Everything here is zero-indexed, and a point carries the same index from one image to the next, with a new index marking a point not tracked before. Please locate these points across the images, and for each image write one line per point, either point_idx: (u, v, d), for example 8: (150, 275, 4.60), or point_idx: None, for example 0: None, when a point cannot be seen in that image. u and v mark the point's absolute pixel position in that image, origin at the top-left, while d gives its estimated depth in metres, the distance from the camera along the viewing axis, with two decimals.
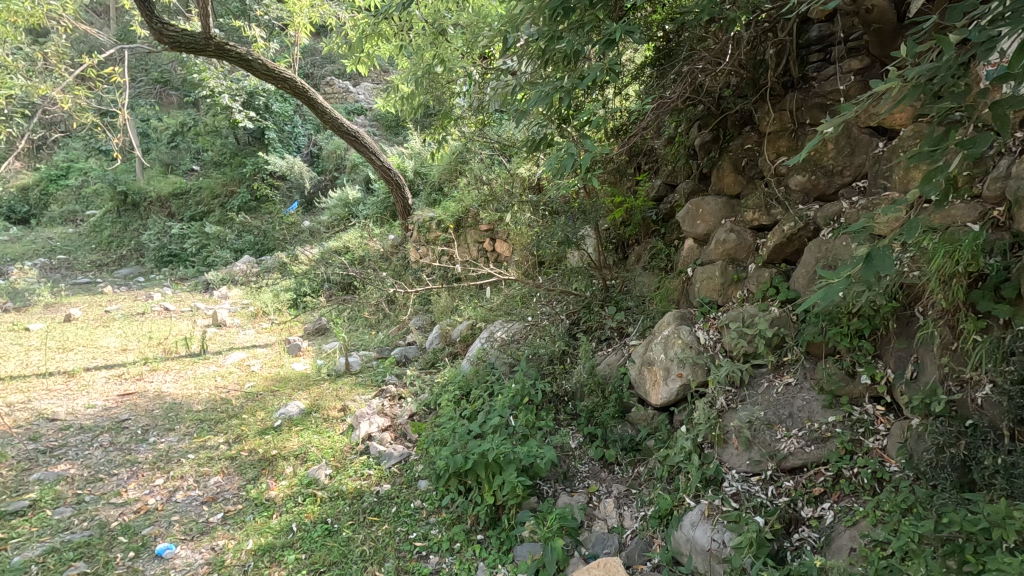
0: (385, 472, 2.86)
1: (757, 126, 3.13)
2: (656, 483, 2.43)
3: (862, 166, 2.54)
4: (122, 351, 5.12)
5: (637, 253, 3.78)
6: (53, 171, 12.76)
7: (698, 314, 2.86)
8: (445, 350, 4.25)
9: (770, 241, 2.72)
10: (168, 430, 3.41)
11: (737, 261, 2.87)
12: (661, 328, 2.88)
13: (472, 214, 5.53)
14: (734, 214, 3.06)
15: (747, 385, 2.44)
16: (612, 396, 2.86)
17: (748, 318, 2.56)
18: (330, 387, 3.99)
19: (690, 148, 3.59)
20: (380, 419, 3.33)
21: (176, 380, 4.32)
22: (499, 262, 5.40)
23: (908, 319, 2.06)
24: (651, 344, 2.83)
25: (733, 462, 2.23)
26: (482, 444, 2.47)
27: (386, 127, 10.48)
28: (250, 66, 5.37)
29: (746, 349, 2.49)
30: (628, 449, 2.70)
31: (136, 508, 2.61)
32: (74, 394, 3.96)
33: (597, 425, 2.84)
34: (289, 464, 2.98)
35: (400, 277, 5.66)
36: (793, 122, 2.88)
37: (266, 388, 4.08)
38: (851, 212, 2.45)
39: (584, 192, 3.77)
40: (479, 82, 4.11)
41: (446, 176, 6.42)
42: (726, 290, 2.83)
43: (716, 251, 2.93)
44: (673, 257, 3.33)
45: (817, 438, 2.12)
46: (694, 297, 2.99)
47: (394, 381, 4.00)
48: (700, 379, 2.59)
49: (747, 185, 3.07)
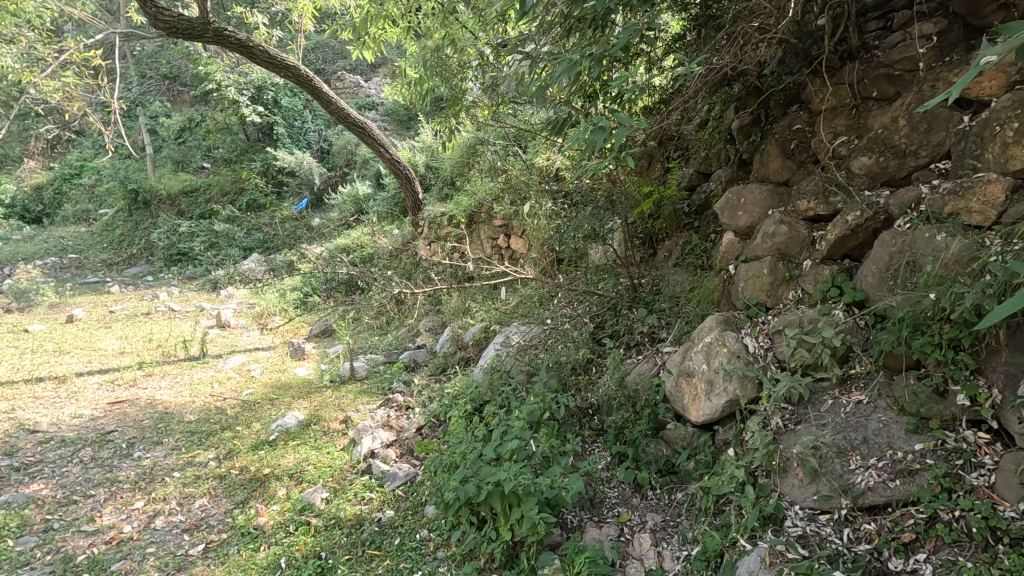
0: (388, 496, 2.54)
1: (807, 104, 2.76)
2: (701, 517, 2.09)
3: (941, 145, 2.15)
4: (120, 355, 4.88)
5: (667, 248, 3.45)
6: (66, 170, 12.66)
7: (745, 318, 2.49)
8: (457, 354, 3.93)
9: (829, 233, 2.34)
10: (156, 444, 3.13)
11: (789, 257, 2.50)
12: (700, 333, 2.53)
13: (486, 208, 5.20)
14: (783, 204, 2.69)
15: (808, 403, 2.09)
16: (645, 411, 2.53)
17: (807, 324, 2.20)
18: (333, 395, 3.69)
19: (727, 132, 3.22)
20: (385, 433, 3.03)
21: (171, 387, 4.06)
22: (514, 259, 5.08)
23: (1019, 326, 1.68)
24: (690, 353, 2.48)
25: (796, 496, 1.89)
26: (497, 468, 2.15)
27: (397, 121, 10.17)
28: (251, 54, 5.08)
29: (807, 360, 2.12)
30: (663, 472, 2.39)
31: (109, 538, 2.33)
32: (61, 402, 3.71)
33: (627, 444, 2.52)
34: (282, 485, 2.67)
35: (411, 276, 5.36)
36: (853, 96, 2.49)
37: (265, 396, 3.79)
38: (933, 198, 2.06)
39: (609, 183, 3.43)
40: (493, 64, 3.77)
41: (457, 169, 6.12)
42: (776, 290, 2.47)
43: (764, 246, 2.56)
44: (711, 253, 3.00)
45: (903, 471, 1.76)
46: (736, 299, 2.63)
47: (402, 388, 3.69)
48: (751, 396, 2.22)
49: (797, 170, 2.69)
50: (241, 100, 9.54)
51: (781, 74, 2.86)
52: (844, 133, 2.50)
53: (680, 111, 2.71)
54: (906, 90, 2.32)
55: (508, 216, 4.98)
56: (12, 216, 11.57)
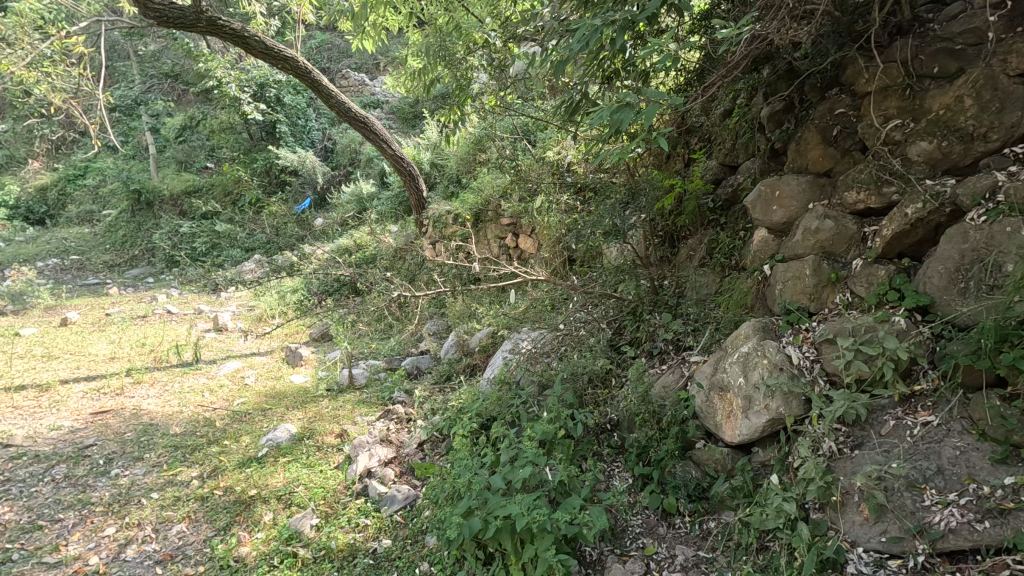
0: (385, 522, 2.28)
1: (849, 86, 2.47)
2: (741, 555, 1.82)
3: (1017, 126, 1.87)
4: (110, 360, 4.65)
5: (690, 247, 3.18)
6: (71, 171, 12.50)
7: (785, 324, 2.21)
8: (463, 361, 3.67)
9: (884, 228, 2.06)
10: (136, 460, 2.89)
11: (835, 256, 2.21)
12: (734, 342, 2.25)
13: (493, 206, 4.92)
14: (824, 196, 2.41)
15: (865, 423, 1.81)
16: (672, 430, 2.26)
17: (861, 332, 1.92)
18: (330, 405, 3.44)
19: (756, 121, 2.94)
20: (382, 449, 2.77)
21: (160, 395, 3.83)
22: (523, 259, 4.81)
23: None
24: (723, 364, 2.20)
25: (858, 535, 1.62)
26: (506, 499, 1.88)
27: (401, 119, 9.88)
28: (246, 44, 4.84)
29: (863, 374, 1.84)
30: (693, 498, 2.13)
31: (71, 572, 2.10)
32: (41, 413, 3.49)
33: (652, 465, 2.26)
34: (269, 510, 2.42)
35: (414, 278, 5.11)
36: (906, 75, 2.18)
37: (257, 406, 3.54)
38: (1012, 186, 1.76)
39: (628, 176, 3.16)
40: (500, 50, 3.52)
41: (463, 166, 5.86)
42: (821, 293, 2.19)
43: (805, 243, 2.28)
44: (741, 252, 2.72)
45: (991, 510, 1.48)
46: (773, 302, 2.35)
47: (403, 398, 3.43)
48: (797, 414, 1.94)
49: (841, 159, 2.40)
50: (243, 97, 9.33)
51: (818, 53, 2.56)
52: (895, 117, 2.21)
53: (710, 94, 2.44)
54: (971, 65, 2.01)
55: (517, 214, 4.71)
56: (13, 216, 11.39)
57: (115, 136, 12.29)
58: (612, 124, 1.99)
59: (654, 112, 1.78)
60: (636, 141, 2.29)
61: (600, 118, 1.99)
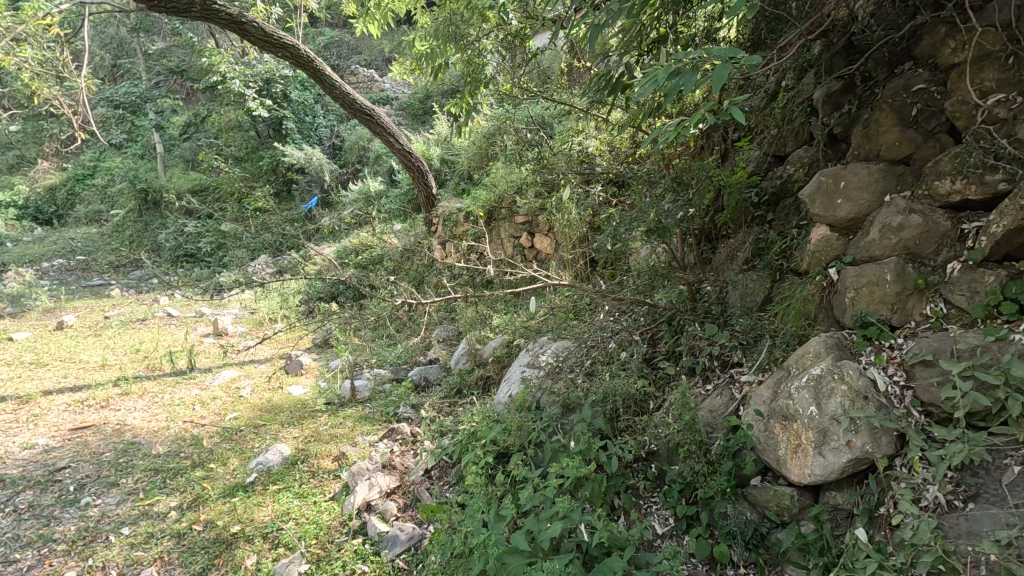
0: (385, 569, 1.95)
1: (930, 58, 2.09)
2: None
3: None
4: (100, 368, 4.36)
5: (731, 247, 2.82)
6: (80, 170, 12.15)
7: (862, 340, 1.84)
8: (474, 373, 3.34)
9: (992, 225, 1.68)
10: (111, 485, 2.59)
11: (922, 258, 1.85)
12: (799, 362, 1.88)
13: (507, 203, 4.56)
14: (902, 187, 2.04)
15: (981, 469, 1.46)
16: (723, 463, 1.91)
17: (971, 353, 1.56)
18: (328, 422, 3.12)
19: (809, 102, 2.57)
20: (384, 477, 2.45)
21: (147, 408, 3.54)
22: (539, 260, 4.47)
23: None
24: (787, 388, 1.84)
25: None
26: (529, 561, 1.54)
27: (411, 116, 9.54)
28: (244, 30, 4.52)
29: (976, 408, 1.48)
30: (752, 547, 1.78)
31: None
32: (16, 430, 3.22)
33: (699, 505, 1.91)
34: (252, 552, 2.11)
35: (423, 280, 4.79)
36: (1010, 41, 1.79)
37: (250, 421, 3.24)
38: None
39: (662, 166, 2.79)
40: (515, 29, 3.17)
41: (475, 162, 5.53)
42: (906, 301, 1.83)
43: (884, 243, 1.91)
44: (796, 253, 2.36)
45: None
46: (843, 312, 1.99)
47: (409, 414, 3.12)
48: (886, 454, 1.58)
49: (923, 143, 2.02)
50: (247, 92, 9.07)
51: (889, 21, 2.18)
52: (995, 91, 1.82)
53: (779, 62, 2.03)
54: None
55: (533, 212, 4.36)
56: (22, 217, 11.21)
57: (120, 135, 12.10)
58: (660, 95, 1.51)
59: (721, 77, 1.31)
60: (686, 119, 1.83)
61: (646, 85, 1.52)
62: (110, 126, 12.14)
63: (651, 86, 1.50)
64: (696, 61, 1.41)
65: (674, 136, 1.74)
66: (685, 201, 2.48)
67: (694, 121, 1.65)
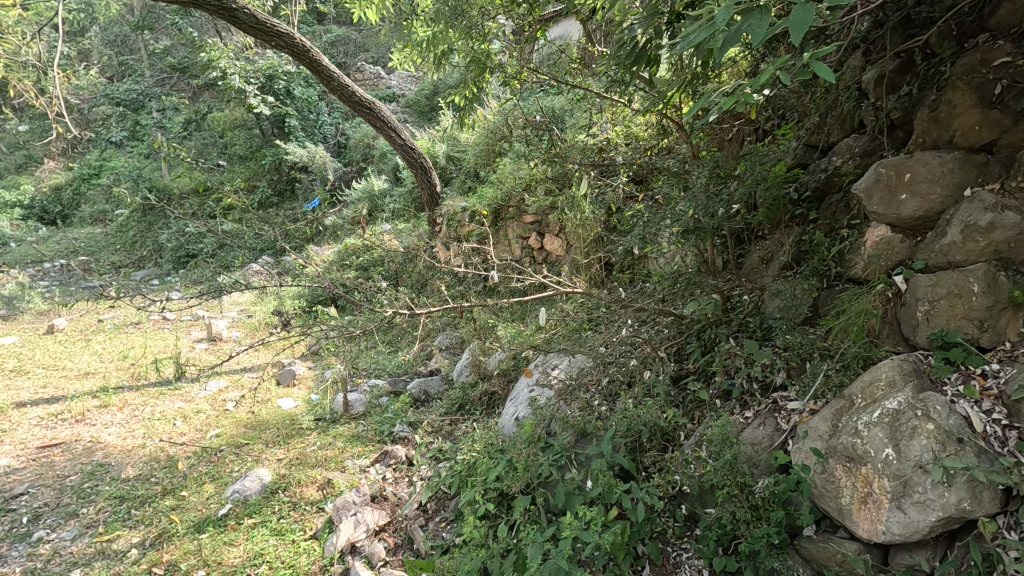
0: None
1: (1015, 26, 1.75)
2: None
3: None
4: (84, 378, 4.11)
5: (767, 249, 2.50)
6: (86, 169, 11.75)
7: (945, 365, 1.52)
8: (478, 388, 3.04)
9: None
10: (69, 516, 2.34)
11: (1017, 265, 1.52)
12: (865, 392, 1.55)
13: (515, 202, 4.24)
14: (983, 180, 1.71)
15: None
16: (771, 509, 1.59)
17: None
18: (316, 443, 2.83)
19: (858, 84, 2.24)
20: (372, 512, 2.15)
21: (124, 423, 3.28)
22: (550, 263, 4.15)
23: None
24: (852, 423, 1.52)
25: None
26: None
27: (417, 112, 9.24)
28: (234, 18, 4.25)
29: None
30: None
31: None
32: None
33: (741, 560, 1.58)
34: None
35: (425, 284, 4.48)
36: None
37: (233, 440, 2.95)
38: None
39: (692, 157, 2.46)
40: (520, 7, 2.85)
41: (482, 159, 5.22)
42: (998, 318, 1.50)
43: (968, 246, 1.59)
44: (849, 257, 2.03)
45: None
46: (913, 328, 1.67)
47: (406, 433, 2.82)
48: (990, 514, 1.26)
49: (1010, 128, 1.69)
50: (248, 88, 8.82)
51: None
52: None
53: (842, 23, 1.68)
54: None
55: (542, 210, 4.04)
56: (27, 217, 10.99)
57: (122, 134, 11.99)
58: (715, 50, 1.18)
59: (805, 21, 0.97)
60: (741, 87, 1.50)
61: (697, 37, 1.19)
62: (112, 124, 12.01)
63: (702, 39, 1.16)
64: (765, 0, 1.07)
65: (728, 105, 1.39)
66: (722, 196, 2.15)
67: (756, 86, 1.32)
